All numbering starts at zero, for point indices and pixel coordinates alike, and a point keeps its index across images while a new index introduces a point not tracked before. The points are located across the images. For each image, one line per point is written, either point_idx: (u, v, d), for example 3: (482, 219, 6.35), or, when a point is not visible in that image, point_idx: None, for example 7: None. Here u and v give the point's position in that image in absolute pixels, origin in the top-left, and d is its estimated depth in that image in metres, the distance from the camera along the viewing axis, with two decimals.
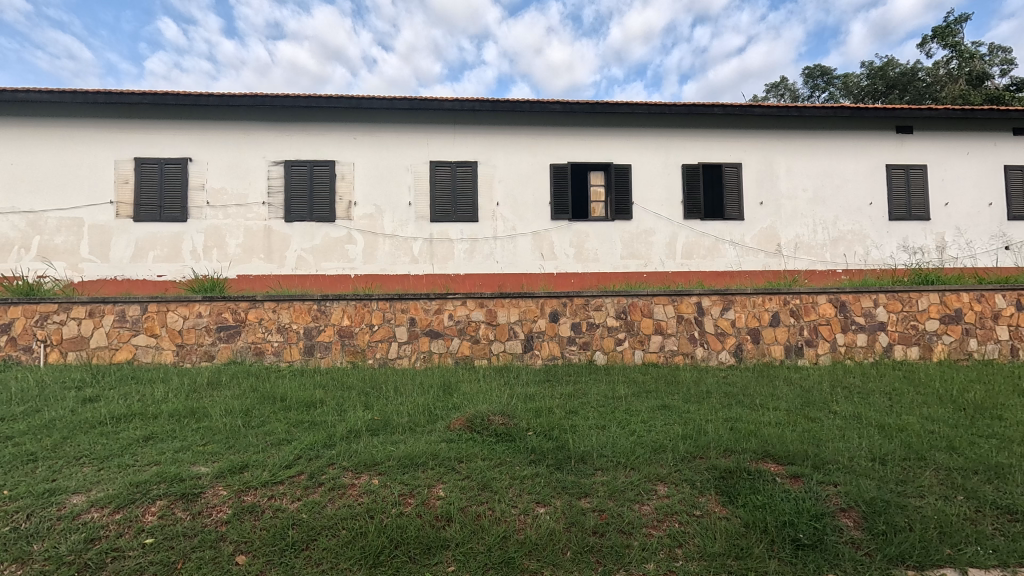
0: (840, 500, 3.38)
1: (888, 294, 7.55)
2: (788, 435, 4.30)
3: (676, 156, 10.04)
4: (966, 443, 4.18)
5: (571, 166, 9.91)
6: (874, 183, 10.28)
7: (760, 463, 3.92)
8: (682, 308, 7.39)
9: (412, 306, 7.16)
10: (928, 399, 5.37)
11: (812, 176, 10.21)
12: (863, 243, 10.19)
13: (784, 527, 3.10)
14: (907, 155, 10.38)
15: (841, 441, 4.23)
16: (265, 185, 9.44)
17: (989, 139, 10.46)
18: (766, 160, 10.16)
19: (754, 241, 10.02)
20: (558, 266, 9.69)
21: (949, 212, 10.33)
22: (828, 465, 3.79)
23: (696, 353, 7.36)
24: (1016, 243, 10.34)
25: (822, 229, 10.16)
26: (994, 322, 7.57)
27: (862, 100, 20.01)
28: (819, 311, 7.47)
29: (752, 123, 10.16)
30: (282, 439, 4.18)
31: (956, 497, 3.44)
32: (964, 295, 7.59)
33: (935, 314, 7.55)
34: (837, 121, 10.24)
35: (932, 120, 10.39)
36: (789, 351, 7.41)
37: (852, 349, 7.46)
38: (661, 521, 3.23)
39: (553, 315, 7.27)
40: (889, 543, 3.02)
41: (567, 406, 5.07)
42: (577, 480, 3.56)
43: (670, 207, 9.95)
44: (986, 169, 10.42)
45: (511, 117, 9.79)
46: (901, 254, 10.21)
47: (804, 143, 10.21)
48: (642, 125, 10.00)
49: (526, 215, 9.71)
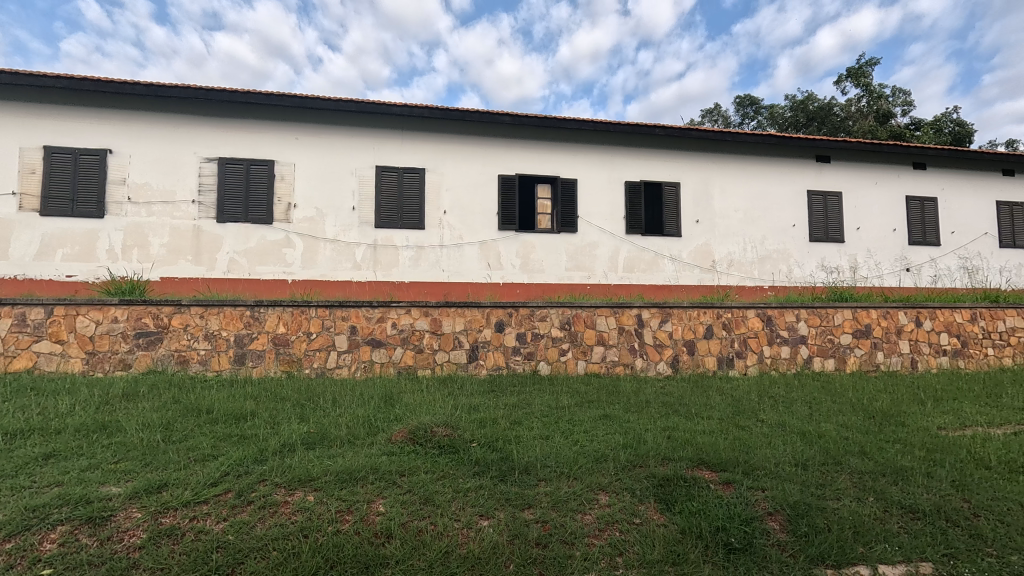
0: (767, 505, 3.58)
1: (808, 310, 8.15)
2: (720, 443, 4.50)
3: (620, 172, 10.39)
4: (875, 448, 4.55)
5: (519, 178, 10.01)
6: (797, 207, 11.10)
7: (695, 471, 4.08)
8: (623, 320, 7.63)
9: (353, 313, 6.93)
10: (842, 408, 5.82)
11: (743, 197, 10.87)
12: (787, 263, 10.95)
13: (717, 533, 3.23)
14: (825, 181, 11.29)
15: (768, 448, 4.48)
16: (195, 182, 8.86)
17: (893, 171, 11.58)
18: (703, 181, 10.73)
19: (691, 257, 10.51)
20: (503, 276, 9.72)
21: (860, 236, 11.31)
22: (756, 471, 4.00)
23: (635, 363, 7.58)
24: (915, 265, 11.46)
25: (752, 248, 10.82)
26: (897, 337, 8.33)
27: (786, 129, 21.64)
28: (748, 325, 7.94)
29: (690, 146, 10.71)
30: (207, 454, 3.90)
31: (867, 499, 3.72)
32: (873, 312, 8.32)
33: (848, 329, 8.22)
34: (766, 148, 11.00)
35: (847, 151, 11.39)
36: (721, 363, 7.79)
37: (777, 360, 7.96)
38: (602, 530, 3.27)
39: (498, 325, 7.28)
40: (810, 544, 3.20)
41: (511, 417, 5.06)
42: (519, 491, 3.54)
43: (613, 221, 10.26)
44: (891, 198, 11.52)
45: (461, 125, 9.78)
46: (819, 273, 11.04)
47: (737, 166, 10.87)
48: (588, 141, 10.28)
49: (472, 224, 9.69)
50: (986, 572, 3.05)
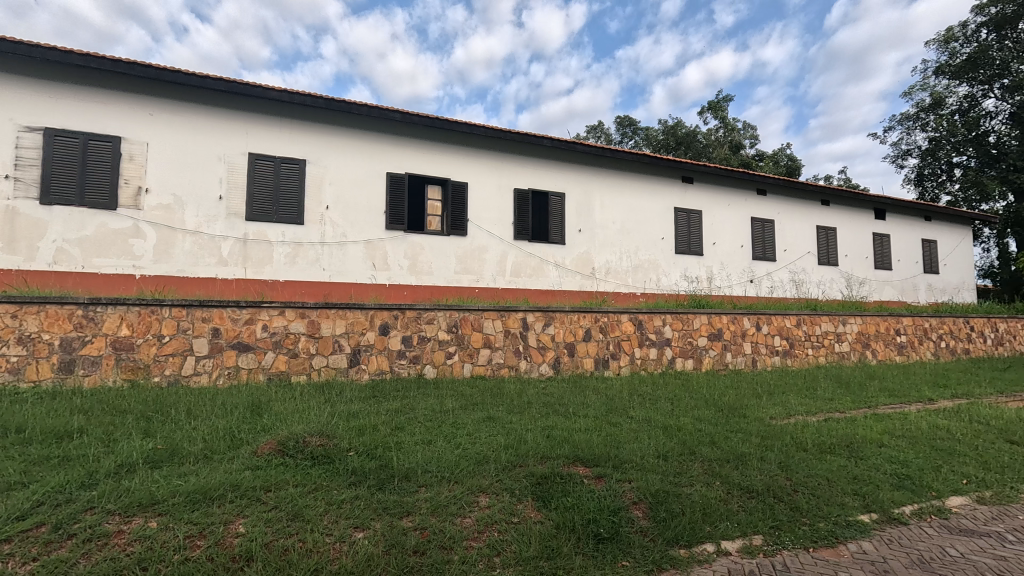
0: (632, 495, 3.89)
1: (672, 315, 9.03)
2: (593, 440, 4.80)
3: (509, 178, 10.64)
4: (722, 438, 5.17)
5: (408, 178, 9.80)
6: (665, 222, 12.26)
7: (571, 467, 4.30)
8: (509, 323, 7.81)
9: (216, 314, 6.25)
10: (697, 403, 6.54)
11: (620, 210, 11.75)
12: (656, 272, 12.03)
13: (588, 525, 3.43)
14: (689, 200, 12.62)
15: (635, 442, 4.87)
16: (10, 155, 7.37)
17: (742, 195, 13.30)
18: (585, 193, 11.39)
19: (573, 264, 11.09)
20: (390, 277, 9.43)
21: (715, 250, 12.80)
22: (624, 465, 4.32)
23: (520, 366, 7.79)
24: (757, 278, 13.25)
25: (627, 257, 11.73)
26: (742, 339, 9.56)
27: (658, 151, 23.85)
28: (622, 329, 8.57)
29: (575, 159, 11.33)
30: (13, 483, 3.24)
31: (714, 483, 4.21)
32: (724, 318, 9.46)
33: (704, 332, 9.26)
34: (640, 166, 12.01)
35: (706, 174, 12.84)
36: (597, 363, 8.31)
37: (646, 361, 8.70)
38: (481, 532, 3.30)
39: (382, 328, 7.04)
40: (667, 527, 3.52)
41: (393, 423, 4.91)
42: (398, 499, 3.45)
43: (501, 226, 10.47)
44: (740, 218, 13.21)
45: (347, 118, 9.34)
46: (682, 282, 12.30)
47: (615, 181, 11.72)
48: (479, 146, 10.39)
49: (358, 222, 9.28)
50: (802, 539, 3.60)
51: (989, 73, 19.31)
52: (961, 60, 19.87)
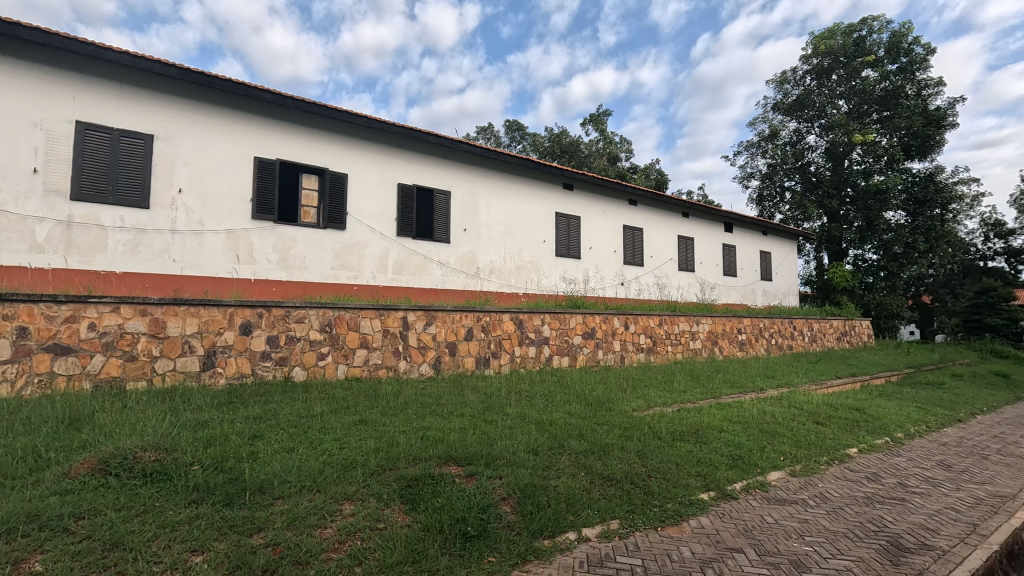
0: (502, 491, 3.97)
1: (550, 315, 9.43)
2: (468, 439, 4.83)
3: (392, 173, 10.33)
4: (589, 430, 5.50)
5: (280, 164, 9.06)
6: (547, 225, 12.77)
7: (443, 467, 4.28)
8: (388, 322, 7.57)
9: (24, 311, 5.25)
10: (570, 398, 6.89)
11: (504, 212, 12.00)
12: (538, 273, 12.48)
13: (457, 524, 3.42)
14: (569, 206, 13.29)
15: (508, 439, 4.99)
16: None
17: (616, 204, 14.33)
18: (470, 193, 11.45)
19: (457, 264, 11.08)
20: (255, 272, 8.63)
21: (592, 254, 13.63)
22: (496, 462, 4.40)
23: (399, 366, 7.57)
24: (628, 281, 14.36)
25: (510, 258, 12.00)
26: (612, 337, 10.30)
27: (544, 157, 24.86)
28: (503, 328, 8.75)
29: (461, 158, 11.35)
30: None
31: (579, 474, 4.46)
32: (597, 318, 10.11)
33: (579, 331, 9.80)
34: (524, 170, 12.39)
35: (585, 182, 13.63)
36: (478, 362, 8.38)
37: (525, 359, 8.96)
38: (342, 543, 3.13)
39: (244, 327, 6.43)
40: (533, 520, 3.64)
41: (250, 431, 4.48)
42: (248, 515, 3.15)
43: (383, 222, 10.11)
44: (614, 225, 14.22)
45: (207, 93, 8.39)
46: (561, 283, 12.90)
47: (500, 183, 11.95)
48: (360, 137, 9.95)
49: (218, 209, 8.36)
50: (652, 519, 3.94)
51: (812, 113, 23.02)
52: (791, 99, 23.51)
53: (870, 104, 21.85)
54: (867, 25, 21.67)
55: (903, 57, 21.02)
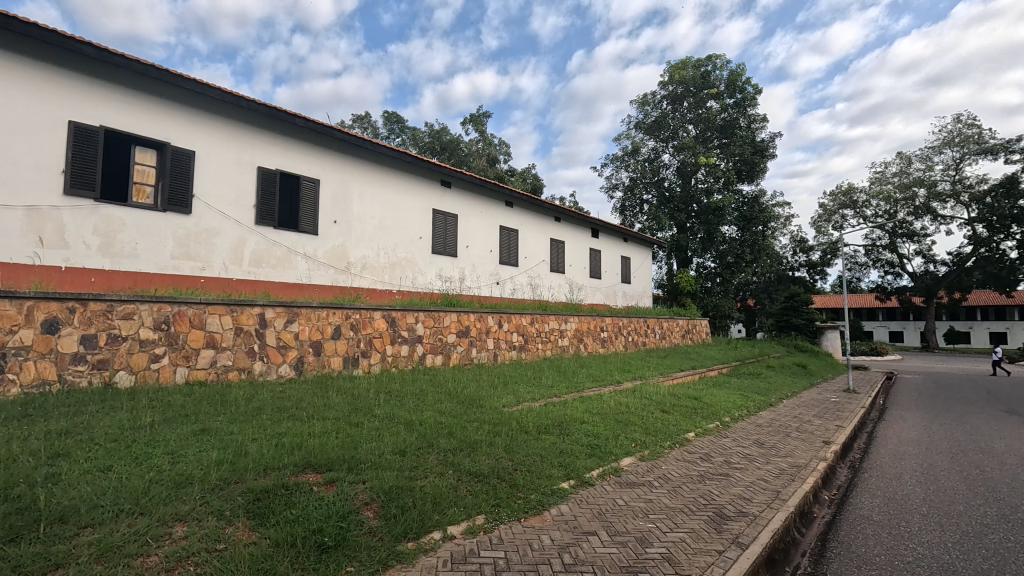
0: (365, 496, 3.79)
1: (425, 312, 9.30)
2: (329, 443, 4.54)
3: (252, 154, 9.37)
4: (459, 428, 5.51)
5: (106, 132, 7.70)
6: (423, 222, 12.56)
7: (299, 476, 3.97)
8: (241, 319, 6.84)
9: None
10: (442, 397, 6.84)
11: (379, 205, 11.54)
12: (413, 270, 12.21)
13: (312, 535, 3.18)
14: (446, 203, 13.22)
15: (374, 442, 4.80)
16: None
17: (492, 204, 14.59)
18: (342, 183, 10.82)
19: (325, 257, 10.39)
20: (67, 258, 7.22)
21: (468, 253, 13.71)
22: (359, 466, 4.21)
23: (253, 367, 6.85)
24: (503, 280, 14.70)
25: (383, 254, 11.58)
26: (486, 335, 10.47)
27: (423, 152, 24.53)
28: (374, 326, 8.40)
29: (331, 145, 10.68)
30: None
31: (446, 472, 4.43)
32: (471, 316, 10.21)
33: (454, 329, 9.81)
34: (401, 164, 12.06)
35: (463, 181, 13.67)
36: (346, 362, 7.92)
37: (397, 358, 8.69)
38: (170, 570, 2.73)
39: (48, 325, 5.39)
40: (397, 523, 3.53)
41: (51, 450, 3.73)
42: (41, 551, 2.61)
43: (239, 208, 9.12)
44: (490, 225, 14.46)
45: (3, 36, 6.84)
46: (437, 281, 12.78)
47: (374, 175, 11.47)
48: (213, 110, 8.87)
49: (15, 180, 6.85)
50: (517, 511, 4.05)
51: (667, 134, 25.74)
52: (651, 120, 26.07)
53: (713, 131, 25.05)
54: (712, 61, 24.82)
55: (738, 93, 24.44)
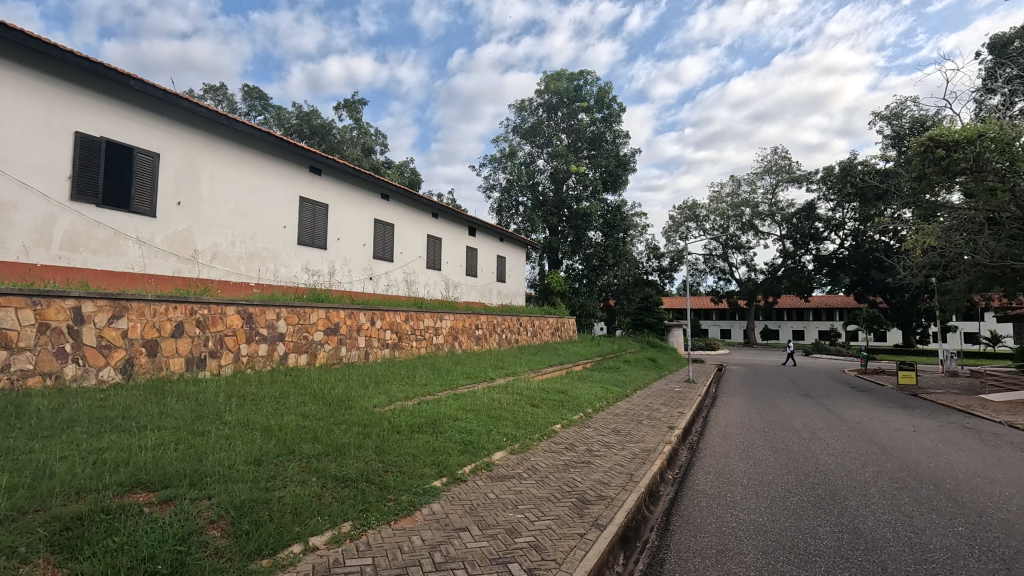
0: (210, 514, 3.37)
1: (287, 308, 8.58)
2: (166, 457, 3.97)
3: (68, 116, 7.83)
4: (325, 432, 5.17)
5: None
6: (288, 210, 11.57)
7: (126, 497, 3.42)
8: (47, 314, 5.67)
9: None
10: (305, 399, 6.37)
11: (235, 189, 10.37)
12: (274, 262, 11.18)
13: (139, 565, 2.76)
14: (315, 191, 12.33)
15: (224, 451, 4.30)
16: None
17: (367, 196, 13.95)
18: (189, 159, 9.51)
19: (165, 243, 9.05)
20: None
21: (339, 246, 12.95)
22: (205, 480, 3.75)
23: (64, 372, 5.69)
24: (376, 276, 14.13)
25: (239, 243, 10.44)
26: (357, 333, 9.99)
27: (290, 134, 22.70)
28: (226, 323, 7.54)
29: (177, 116, 9.34)
30: None
31: (310, 479, 4.12)
32: (341, 313, 9.67)
33: (321, 327, 9.19)
34: (262, 145, 10.97)
35: (334, 169, 12.86)
36: (191, 363, 6.99)
37: (254, 358, 7.87)
38: None
39: None
40: (249, 540, 3.19)
41: None
42: None
43: (47, 180, 7.55)
44: (364, 218, 13.81)
45: None
46: (302, 274, 11.86)
47: (231, 154, 10.29)
48: (13, 58, 7.24)
49: None
50: (386, 515, 3.90)
51: (542, 141, 26.93)
52: (527, 125, 27.07)
53: (583, 142, 26.79)
54: (584, 76, 26.53)
55: (606, 109, 26.45)
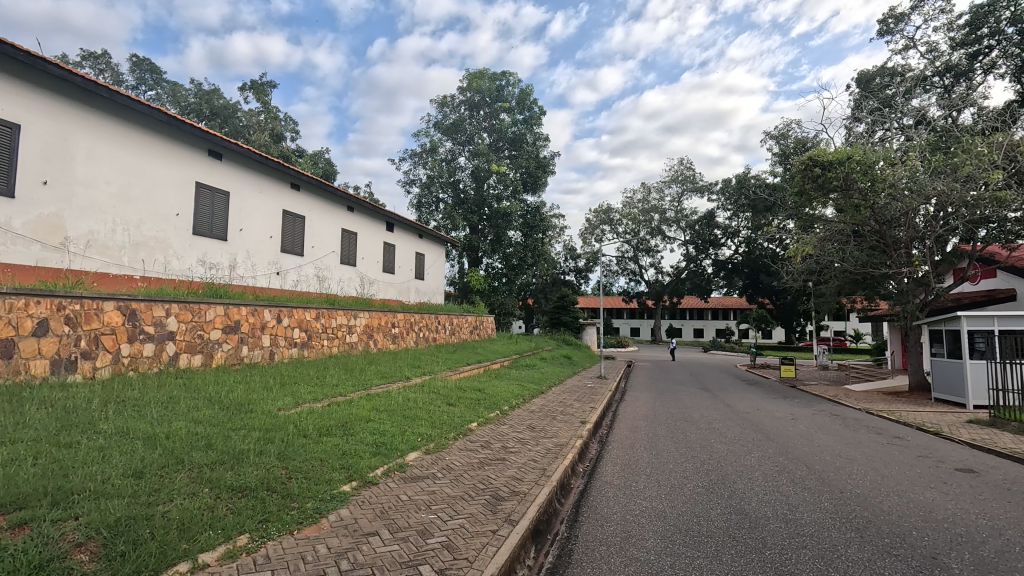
0: (76, 536, 2.98)
1: (179, 304, 7.83)
2: (23, 474, 3.46)
3: None
4: (220, 439, 4.76)
5: None
6: (182, 196, 10.53)
7: None
8: None
9: None
10: (199, 404, 5.82)
11: (118, 170, 9.28)
12: (165, 253, 10.15)
13: None
14: (215, 178, 11.33)
15: (97, 464, 3.83)
16: None
17: (274, 185, 13.06)
18: (60, 134, 8.36)
19: (27, 229, 7.89)
20: None
21: (242, 237, 12.02)
22: (71, 498, 3.31)
23: None
24: (284, 270, 13.29)
25: (122, 230, 9.35)
26: (261, 331, 9.35)
27: (187, 114, 20.78)
28: (103, 320, 6.73)
29: (44, 83, 8.16)
30: None
31: (201, 491, 3.78)
32: (242, 309, 8.99)
33: (218, 324, 8.47)
34: (152, 123, 9.90)
35: (238, 155, 11.91)
36: (57, 366, 6.13)
37: (137, 360, 7.08)
38: None
39: None
40: (124, 562, 2.85)
41: None
42: None
43: None
44: (271, 208, 12.91)
45: None
46: (198, 267, 10.86)
47: (113, 131, 9.17)
48: None
49: None
50: (288, 525, 3.66)
51: (463, 138, 26.80)
52: (449, 122, 26.84)
53: (504, 142, 27.03)
54: (506, 77, 26.80)
55: (527, 111, 26.90)
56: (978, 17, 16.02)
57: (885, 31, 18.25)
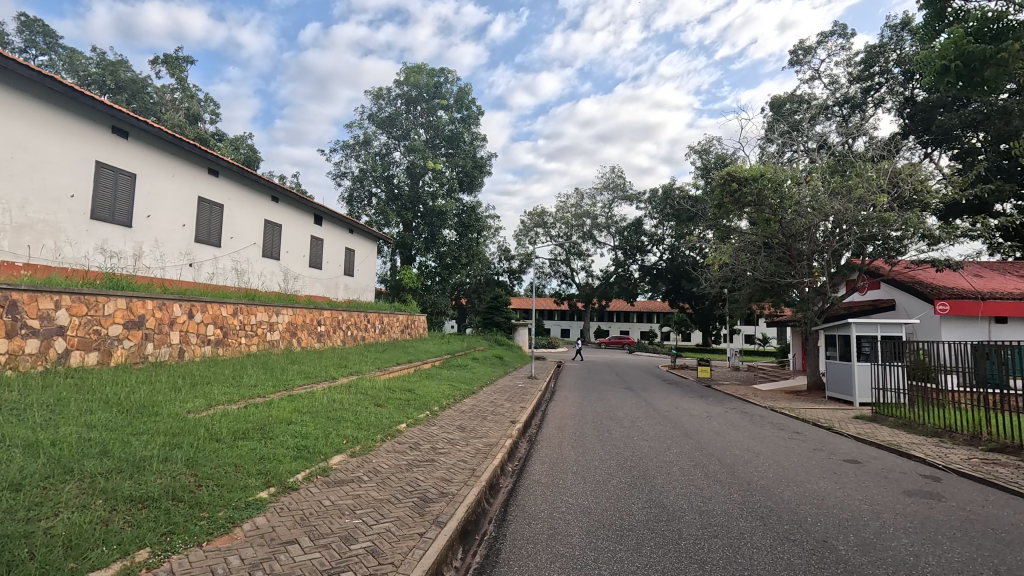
0: None
1: (72, 296, 7.05)
2: None
3: None
4: (118, 444, 4.33)
5: None
6: (80, 176, 9.49)
7: None
8: None
9: None
10: (93, 406, 5.24)
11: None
12: (56, 238, 9.09)
13: None
14: (119, 157, 10.30)
15: None
16: None
17: (189, 170, 12.08)
18: None
19: None
20: None
21: (149, 224, 11.02)
22: None
23: None
24: (197, 262, 12.31)
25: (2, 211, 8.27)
26: (169, 327, 8.60)
27: (87, 84, 18.73)
28: None
29: None
30: None
31: (93, 503, 3.41)
32: (148, 303, 8.24)
33: (119, 319, 7.70)
34: (44, 92, 8.85)
35: (147, 134, 10.91)
36: None
37: (16, 357, 6.27)
38: None
39: None
40: None
41: None
42: None
43: None
44: (184, 194, 11.93)
45: None
46: (96, 256, 9.81)
47: None
48: None
49: None
50: (195, 536, 3.38)
51: (399, 133, 26.23)
52: (384, 115, 26.21)
53: (441, 140, 26.74)
54: (445, 74, 26.54)
55: (465, 110, 26.79)
56: (871, 56, 17.95)
57: (795, 61, 19.98)
